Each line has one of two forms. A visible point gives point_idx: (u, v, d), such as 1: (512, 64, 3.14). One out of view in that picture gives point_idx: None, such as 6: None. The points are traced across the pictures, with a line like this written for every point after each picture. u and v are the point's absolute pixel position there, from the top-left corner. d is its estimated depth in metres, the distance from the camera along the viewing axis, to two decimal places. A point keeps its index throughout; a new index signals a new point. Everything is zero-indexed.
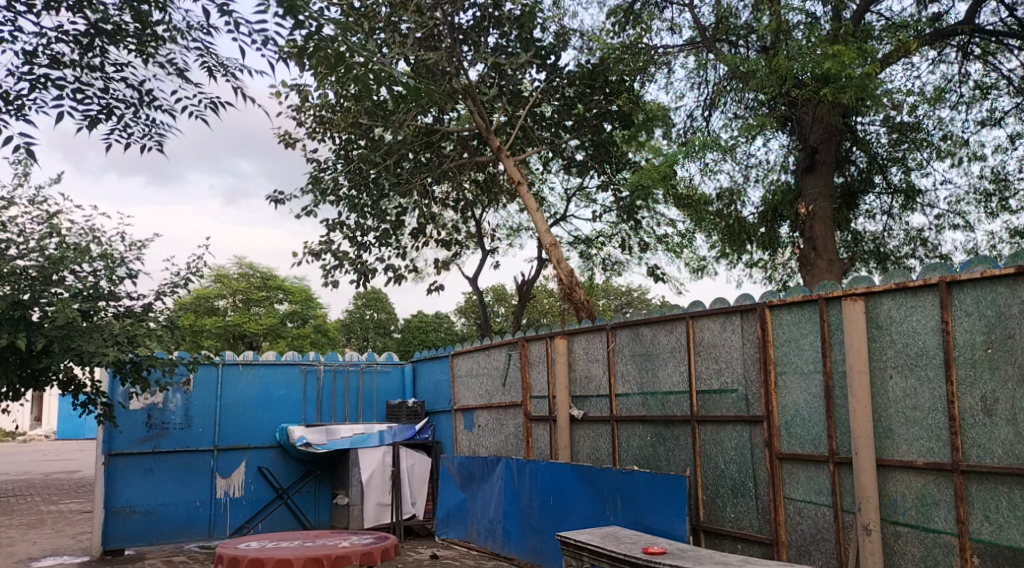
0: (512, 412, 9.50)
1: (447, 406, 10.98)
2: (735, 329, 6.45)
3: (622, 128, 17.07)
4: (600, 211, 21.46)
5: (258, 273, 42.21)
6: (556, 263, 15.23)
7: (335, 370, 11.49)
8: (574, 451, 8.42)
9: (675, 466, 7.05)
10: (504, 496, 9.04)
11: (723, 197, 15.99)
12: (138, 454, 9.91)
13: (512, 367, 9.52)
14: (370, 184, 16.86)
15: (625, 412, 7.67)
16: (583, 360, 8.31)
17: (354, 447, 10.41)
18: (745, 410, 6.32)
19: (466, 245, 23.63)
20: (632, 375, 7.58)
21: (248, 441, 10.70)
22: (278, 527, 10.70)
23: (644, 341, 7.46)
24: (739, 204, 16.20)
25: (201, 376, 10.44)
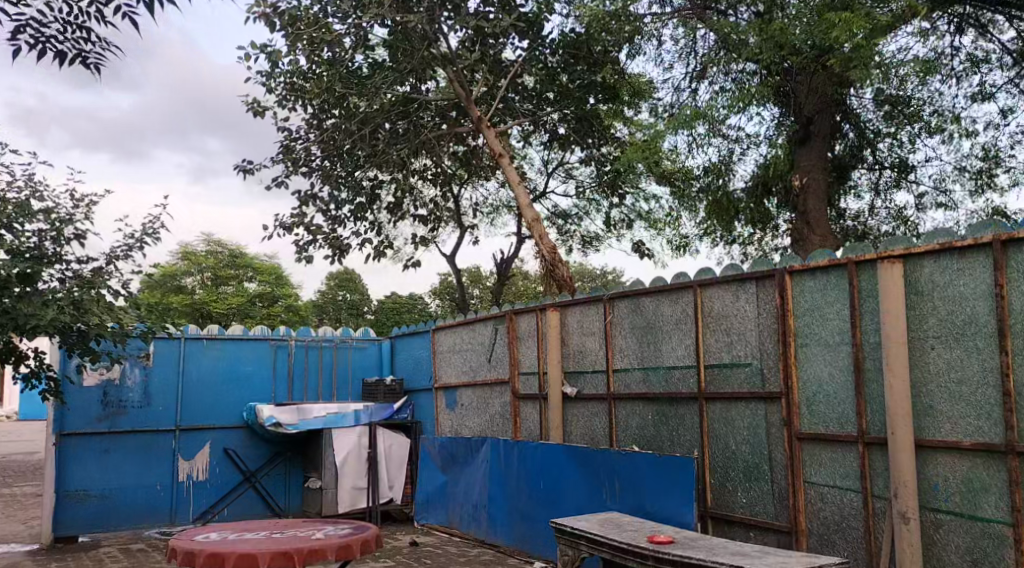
0: (498, 390, 8.90)
1: (427, 384, 10.34)
2: (750, 298, 5.89)
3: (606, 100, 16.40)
4: (581, 187, 20.81)
5: (225, 251, 40.96)
6: (537, 238, 14.61)
7: (308, 346, 10.72)
8: (566, 431, 7.85)
9: (679, 448, 6.53)
10: (489, 479, 8.47)
11: (709, 172, 15.31)
12: (92, 434, 9.14)
13: (499, 343, 8.91)
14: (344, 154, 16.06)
15: (624, 389, 7.12)
16: (577, 334, 7.74)
17: (328, 428, 9.75)
18: (759, 386, 5.79)
19: (444, 222, 22.93)
20: (632, 348, 7.03)
21: (212, 421, 9.95)
22: (244, 512, 9.98)
23: (646, 312, 6.90)
24: (728, 181, 15.65)
25: (162, 350, 9.67)
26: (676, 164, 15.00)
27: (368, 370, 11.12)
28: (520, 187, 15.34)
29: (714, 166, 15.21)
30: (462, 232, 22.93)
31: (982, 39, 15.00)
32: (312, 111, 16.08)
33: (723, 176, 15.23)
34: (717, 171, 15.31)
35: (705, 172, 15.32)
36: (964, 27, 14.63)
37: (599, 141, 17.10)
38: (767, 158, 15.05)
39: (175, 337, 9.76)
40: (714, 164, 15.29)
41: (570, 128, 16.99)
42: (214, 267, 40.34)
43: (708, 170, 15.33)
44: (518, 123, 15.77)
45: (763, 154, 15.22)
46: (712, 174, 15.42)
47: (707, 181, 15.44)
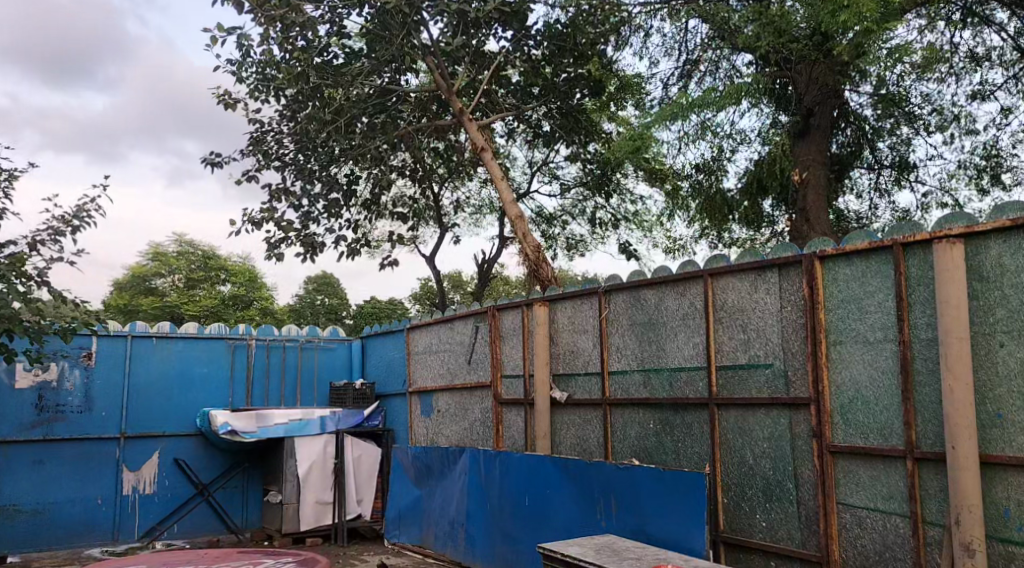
0: (478, 395, 8.04)
1: (400, 388, 9.46)
2: (772, 289, 5.19)
3: (593, 96, 15.61)
4: (567, 186, 19.98)
5: (198, 253, 39.68)
6: (520, 237, 13.78)
7: (271, 346, 9.65)
8: (555, 441, 7.00)
9: (684, 462, 5.77)
10: (468, 494, 7.62)
11: (701, 170, 14.57)
12: (24, 443, 7.94)
13: (479, 343, 8.06)
14: (320, 149, 15.18)
15: (621, 394, 6.31)
16: (567, 331, 6.92)
17: (291, 436, 8.82)
18: (783, 391, 5.08)
19: (424, 221, 22.06)
20: (631, 348, 6.24)
21: (162, 428, 8.76)
22: (197, 530, 8.81)
23: (647, 307, 6.15)
24: (723, 178, 14.88)
25: (107, 349, 8.47)
26: (665, 159, 14.33)
27: (338, 373, 10.21)
28: (504, 183, 14.34)
29: (708, 164, 14.44)
30: (442, 233, 22.01)
31: (983, 34, 14.39)
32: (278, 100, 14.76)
33: (718, 172, 14.46)
34: (710, 169, 14.57)
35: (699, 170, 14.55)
36: (966, 22, 13.95)
37: (585, 138, 16.34)
38: (762, 155, 14.29)
39: (122, 334, 8.58)
40: (708, 160, 14.45)
41: (556, 124, 16.13)
42: (186, 269, 39.02)
43: (701, 167, 14.56)
44: (502, 116, 14.74)
45: (757, 151, 14.49)
46: (706, 171, 14.75)
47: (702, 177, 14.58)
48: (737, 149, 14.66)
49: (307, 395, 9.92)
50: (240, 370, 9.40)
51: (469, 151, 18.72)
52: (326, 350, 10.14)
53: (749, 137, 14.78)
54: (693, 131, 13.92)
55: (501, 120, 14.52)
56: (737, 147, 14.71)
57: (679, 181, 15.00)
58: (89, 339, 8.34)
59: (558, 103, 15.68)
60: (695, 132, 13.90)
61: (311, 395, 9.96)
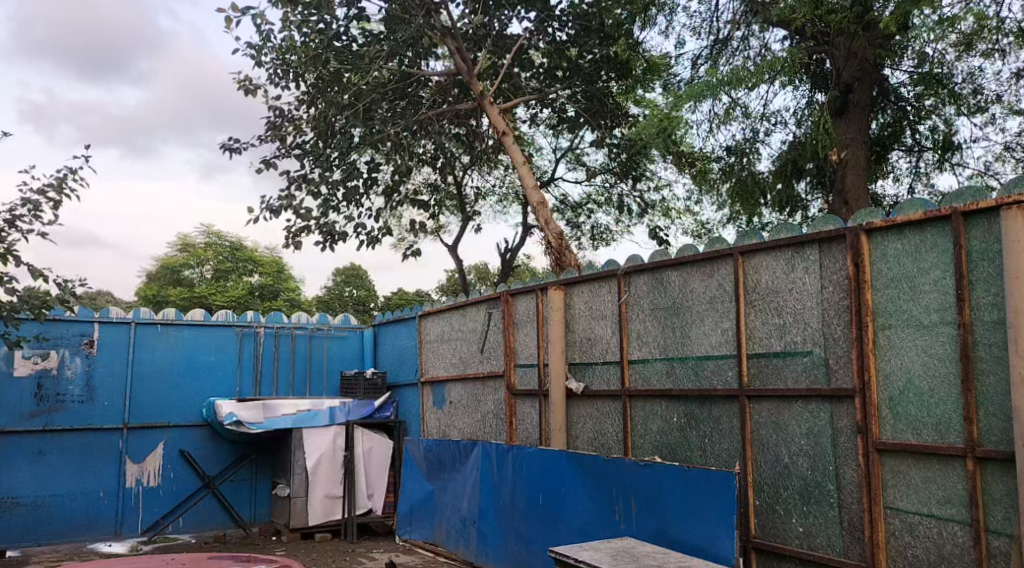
0: (492, 385, 7.59)
1: (412, 377, 9.06)
2: (810, 268, 4.65)
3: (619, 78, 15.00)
4: (592, 173, 19.39)
5: (226, 244, 39.75)
6: (542, 224, 13.22)
7: (281, 334, 9.30)
8: (572, 435, 6.53)
9: (711, 459, 5.27)
10: (480, 490, 7.19)
11: (728, 154, 14.09)
12: (22, 433, 7.63)
13: (493, 330, 7.61)
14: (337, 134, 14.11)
15: (642, 384, 5.81)
16: (584, 318, 6.42)
17: (299, 427, 8.47)
18: (823, 382, 4.56)
19: (446, 210, 21.63)
20: (654, 334, 5.74)
21: (167, 418, 8.45)
22: (203, 524, 8.50)
23: (671, 290, 5.63)
24: (755, 161, 14.22)
25: (109, 337, 8.16)
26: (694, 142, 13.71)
27: (350, 362, 9.84)
28: (526, 168, 13.76)
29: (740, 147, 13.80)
30: (465, 222, 21.54)
31: None
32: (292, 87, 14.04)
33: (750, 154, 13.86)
34: (742, 152, 13.91)
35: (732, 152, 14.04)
36: None
37: (612, 124, 15.56)
38: (797, 136, 13.62)
39: (125, 321, 8.26)
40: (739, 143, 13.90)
41: (580, 108, 15.42)
42: (215, 260, 39.16)
43: (730, 151, 14.03)
44: (524, 100, 14.20)
45: (792, 132, 13.79)
46: (736, 153, 14.13)
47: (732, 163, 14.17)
48: (771, 131, 13.93)
49: (318, 386, 9.56)
50: (247, 360, 9.06)
51: (491, 137, 18.19)
52: (337, 338, 9.77)
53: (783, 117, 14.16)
54: (724, 111, 13.22)
55: (522, 104, 13.99)
56: (770, 129, 14.02)
57: (709, 164, 14.41)
58: (90, 326, 8.05)
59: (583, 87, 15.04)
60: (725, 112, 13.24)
61: (322, 385, 9.60)
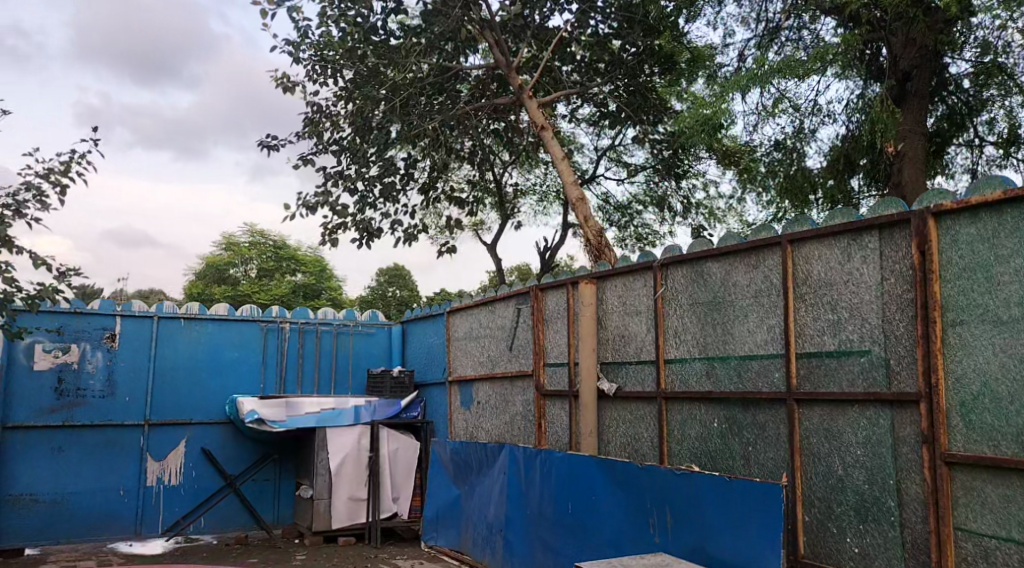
0: (520, 385, 7.18)
1: (440, 376, 8.71)
2: (869, 257, 4.13)
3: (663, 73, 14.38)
4: (634, 171, 18.81)
5: (270, 243, 40.11)
6: (581, 222, 12.70)
7: (306, 330, 9.05)
8: (603, 439, 6.08)
9: (755, 470, 4.77)
10: (507, 496, 6.79)
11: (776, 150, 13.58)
12: (42, 429, 7.49)
13: (522, 328, 7.21)
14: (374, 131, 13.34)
15: (679, 386, 5.33)
16: (617, 314, 5.97)
17: (322, 427, 8.19)
18: (883, 386, 4.03)
19: (486, 209, 21.28)
20: (693, 331, 5.26)
21: (189, 415, 8.26)
22: (225, 524, 8.28)
23: (711, 284, 5.15)
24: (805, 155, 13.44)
25: (130, 331, 8.00)
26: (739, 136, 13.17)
27: (377, 360, 9.55)
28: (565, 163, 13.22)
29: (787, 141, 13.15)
30: (505, 219, 21.14)
31: None
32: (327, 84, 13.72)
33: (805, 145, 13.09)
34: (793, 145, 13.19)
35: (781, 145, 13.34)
36: None
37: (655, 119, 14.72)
38: (852, 129, 12.78)
39: (148, 315, 8.11)
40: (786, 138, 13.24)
41: (622, 102, 14.73)
42: (259, 258, 39.51)
43: (778, 145, 13.40)
44: (563, 94, 13.67)
45: (845, 125, 13.02)
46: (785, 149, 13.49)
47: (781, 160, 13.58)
48: (825, 124, 13.09)
49: (344, 384, 9.28)
50: (272, 357, 8.84)
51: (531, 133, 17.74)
52: (365, 335, 9.48)
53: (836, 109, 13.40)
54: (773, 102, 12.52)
55: (562, 97, 13.37)
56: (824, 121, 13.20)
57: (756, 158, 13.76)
58: (112, 320, 7.92)
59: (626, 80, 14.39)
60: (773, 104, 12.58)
61: (348, 384, 9.32)
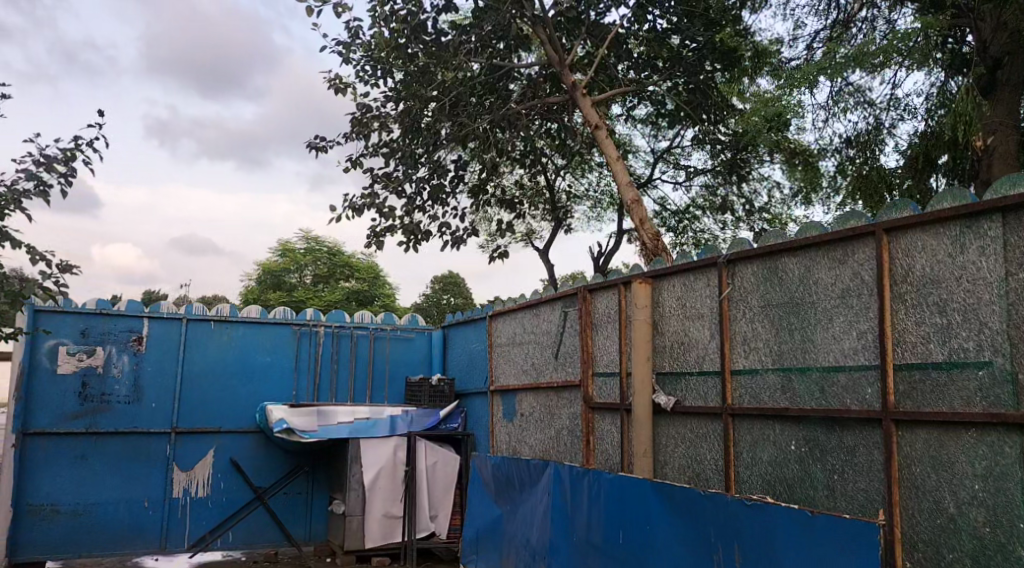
0: (566, 397, 6.50)
1: (481, 386, 8.11)
2: (992, 246, 3.32)
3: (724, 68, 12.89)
4: (693, 175, 17.88)
5: (325, 248, 40.11)
6: (636, 224, 11.95)
7: (342, 335, 8.58)
8: (659, 460, 5.34)
9: (842, 503, 3.98)
10: (551, 520, 6.11)
11: (841, 148, 12.41)
12: (65, 436, 7.19)
13: (569, 334, 6.53)
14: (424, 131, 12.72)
15: (747, 401, 4.58)
16: (675, 318, 5.23)
17: (354, 438, 7.68)
18: (1009, 406, 3.22)
19: (538, 212, 20.63)
20: (765, 338, 4.50)
21: (218, 423, 7.87)
22: (253, 540, 7.85)
23: (788, 282, 4.39)
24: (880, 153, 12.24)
25: (159, 334, 7.67)
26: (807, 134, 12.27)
27: (417, 368, 9.02)
28: (620, 163, 12.39)
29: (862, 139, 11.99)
30: (557, 224, 20.29)
31: None
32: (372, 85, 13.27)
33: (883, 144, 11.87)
34: (867, 142, 12.04)
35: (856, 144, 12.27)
36: None
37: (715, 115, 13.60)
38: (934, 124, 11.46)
39: (176, 317, 7.78)
40: (856, 136, 12.11)
41: (680, 101, 13.50)
42: (315, 265, 39.34)
43: (849, 142, 12.23)
44: (618, 92, 12.76)
45: (924, 123, 11.75)
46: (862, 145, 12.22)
47: (852, 160, 12.37)
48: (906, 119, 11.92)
49: (380, 393, 8.76)
50: (306, 363, 8.39)
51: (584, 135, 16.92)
52: (404, 341, 8.96)
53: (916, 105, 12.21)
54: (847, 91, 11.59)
55: (620, 94, 12.35)
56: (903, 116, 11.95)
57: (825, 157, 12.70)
58: (139, 322, 7.61)
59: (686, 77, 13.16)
60: (848, 98, 11.54)
61: (385, 392, 8.81)
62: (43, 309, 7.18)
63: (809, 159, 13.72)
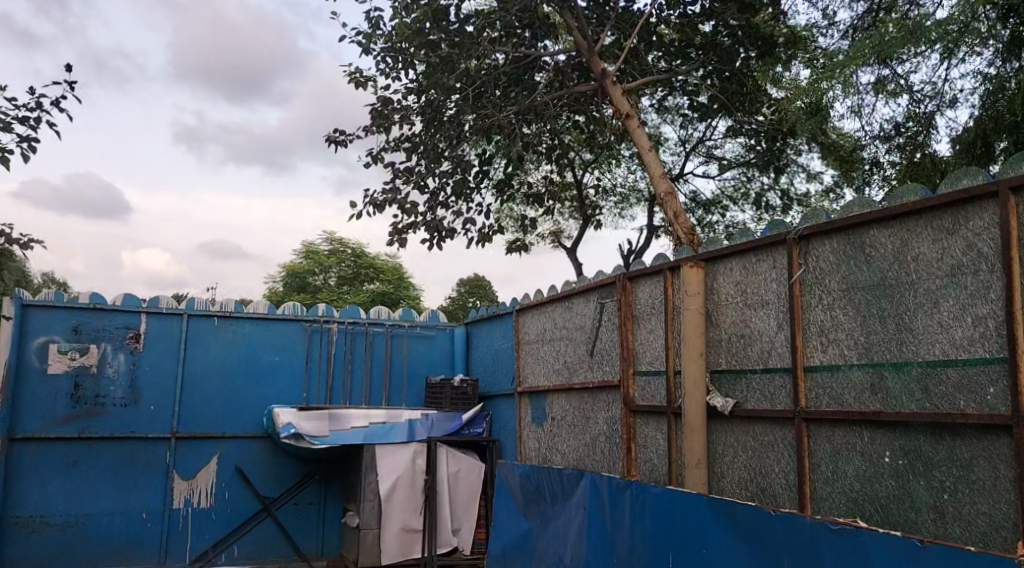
0: (602, 400, 5.79)
1: (507, 386, 7.43)
2: None
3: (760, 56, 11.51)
4: (726, 167, 16.99)
5: (350, 250, 39.45)
6: (670, 218, 11.09)
7: (356, 332, 7.97)
8: (714, 472, 4.57)
9: (957, 529, 3.16)
10: (587, 538, 5.37)
11: (888, 136, 11.43)
12: (56, 440, 6.74)
13: (605, 329, 5.81)
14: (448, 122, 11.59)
15: (828, 403, 3.81)
16: (732, 305, 4.48)
17: (369, 444, 7.04)
18: None
19: (565, 209, 19.87)
20: (849, 327, 3.74)
21: (222, 428, 7.32)
22: (261, 555, 7.27)
23: (879, 258, 3.60)
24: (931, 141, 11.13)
25: (157, 332, 7.19)
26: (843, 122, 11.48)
27: (438, 368, 8.37)
28: (651, 152, 11.29)
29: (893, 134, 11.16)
30: (586, 222, 19.43)
31: None
32: (391, 77, 12.49)
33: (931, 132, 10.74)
34: (915, 130, 10.91)
35: (900, 137, 11.35)
36: None
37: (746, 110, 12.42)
38: (986, 109, 9.22)
39: (177, 313, 7.29)
40: (898, 126, 11.08)
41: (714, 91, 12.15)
42: (338, 267, 38.95)
43: (897, 129, 11.23)
44: (653, 79, 11.35)
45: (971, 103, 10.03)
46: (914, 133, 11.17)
47: (901, 148, 11.38)
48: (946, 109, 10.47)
49: (398, 395, 8.13)
50: (317, 362, 7.79)
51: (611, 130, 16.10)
52: (424, 339, 8.33)
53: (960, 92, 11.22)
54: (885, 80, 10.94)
55: (652, 82, 11.13)
56: (948, 105, 10.71)
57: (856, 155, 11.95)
58: (137, 318, 7.14)
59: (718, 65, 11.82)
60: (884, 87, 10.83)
61: (404, 394, 8.17)
62: (32, 304, 6.73)
63: (851, 150, 12.72)
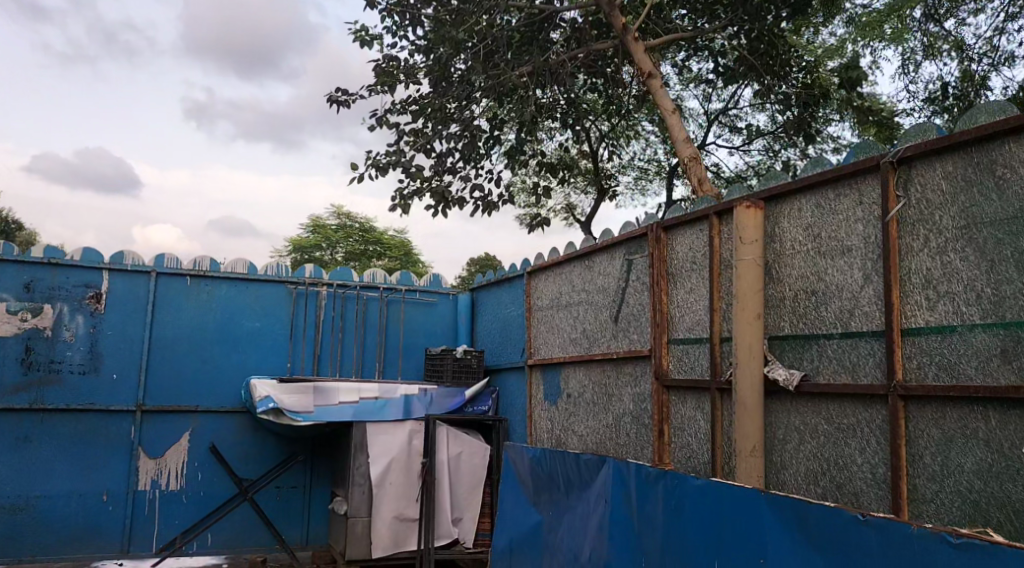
0: (627, 375, 4.94)
1: (515, 358, 6.61)
2: None
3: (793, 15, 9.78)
4: (750, 139, 15.88)
5: (357, 226, 38.64)
6: (694, 186, 10.06)
7: (348, 296, 7.24)
8: (771, 462, 3.69)
9: None
10: (607, 536, 4.53)
11: (935, 101, 10.25)
12: (5, 411, 6.12)
13: (633, 291, 4.93)
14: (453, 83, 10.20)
15: (936, 376, 2.90)
16: (800, 254, 3.58)
17: (359, 422, 6.24)
18: None
19: (581, 181, 18.91)
20: (969, 276, 2.82)
21: (194, 401, 6.65)
22: (235, 544, 6.60)
23: (1018, 180, 2.67)
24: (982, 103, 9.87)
25: (121, 293, 6.51)
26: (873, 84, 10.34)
27: (439, 339, 7.58)
28: (676, 116, 10.14)
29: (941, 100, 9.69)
30: (600, 196, 18.41)
31: None
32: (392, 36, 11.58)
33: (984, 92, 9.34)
34: (965, 93, 9.49)
35: (947, 102, 10.02)
36: None
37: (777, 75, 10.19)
38: None
39: (143, 270, 6.59)
40: (946, 89, 9.66)
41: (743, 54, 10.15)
42: (346, 243, 38.07)
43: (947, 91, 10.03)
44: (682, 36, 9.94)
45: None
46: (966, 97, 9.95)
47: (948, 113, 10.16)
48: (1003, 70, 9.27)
49: (394, 367, 7.38)
50: (302, 328, 7.09)
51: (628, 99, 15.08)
52: (423, 306, 7.56)
53: (1017, 48, 10.00)
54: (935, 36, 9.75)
55: (679, 39, 9.73)
56: (1006, 63, 9.50)
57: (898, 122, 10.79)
58: (97, 275, 6.46)
59: (746, 24, 9.92)
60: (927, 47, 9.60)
61: (400, 366, 7.42)
62: None
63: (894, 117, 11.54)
